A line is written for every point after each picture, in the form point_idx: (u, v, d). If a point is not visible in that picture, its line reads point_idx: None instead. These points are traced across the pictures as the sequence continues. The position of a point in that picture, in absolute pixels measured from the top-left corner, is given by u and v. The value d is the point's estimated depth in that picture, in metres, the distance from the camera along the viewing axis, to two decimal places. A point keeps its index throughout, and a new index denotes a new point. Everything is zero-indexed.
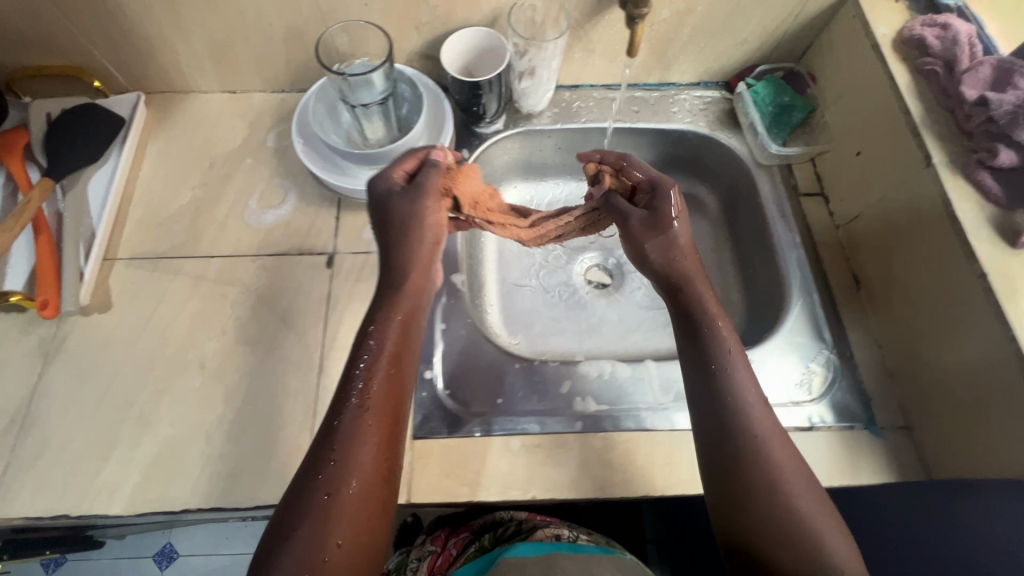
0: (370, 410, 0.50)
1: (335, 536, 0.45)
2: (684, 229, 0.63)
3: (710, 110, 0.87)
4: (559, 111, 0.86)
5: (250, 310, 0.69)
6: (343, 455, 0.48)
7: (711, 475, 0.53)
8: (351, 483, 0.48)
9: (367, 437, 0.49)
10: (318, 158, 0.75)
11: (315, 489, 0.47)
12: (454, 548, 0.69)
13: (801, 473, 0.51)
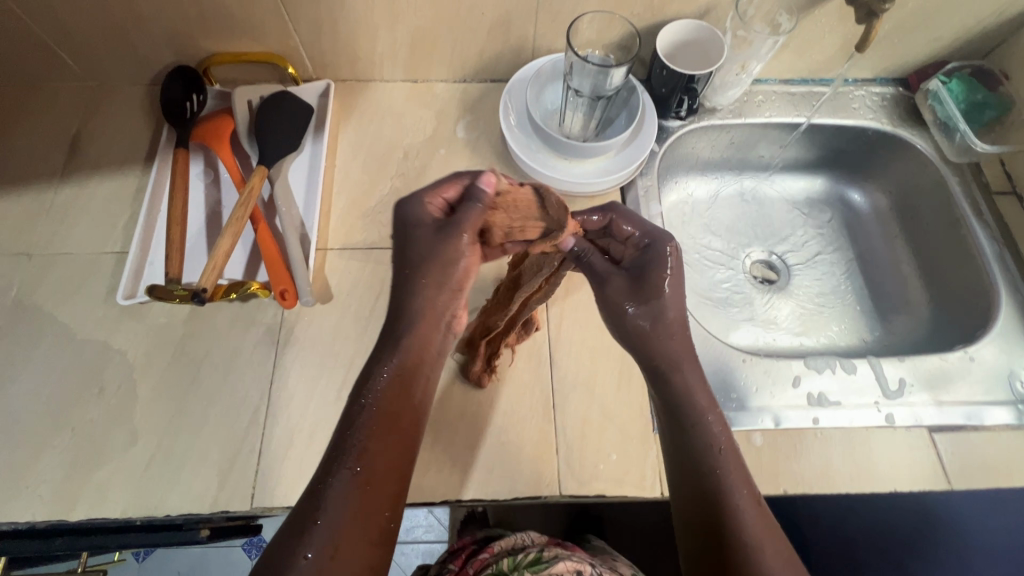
0: (349, 453, 0.45)
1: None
2: (672, 303, 0.52)
3: (889, 106, 0.86)
4: (740, 104, 0.85)
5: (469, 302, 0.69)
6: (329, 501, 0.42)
7: (686, 526, 0.48)
8: (351, 531, 0.42)
9: (350, 486, 0.43)
10: (524, 151, 0.76)
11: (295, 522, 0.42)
12: (471, 568, 0.69)
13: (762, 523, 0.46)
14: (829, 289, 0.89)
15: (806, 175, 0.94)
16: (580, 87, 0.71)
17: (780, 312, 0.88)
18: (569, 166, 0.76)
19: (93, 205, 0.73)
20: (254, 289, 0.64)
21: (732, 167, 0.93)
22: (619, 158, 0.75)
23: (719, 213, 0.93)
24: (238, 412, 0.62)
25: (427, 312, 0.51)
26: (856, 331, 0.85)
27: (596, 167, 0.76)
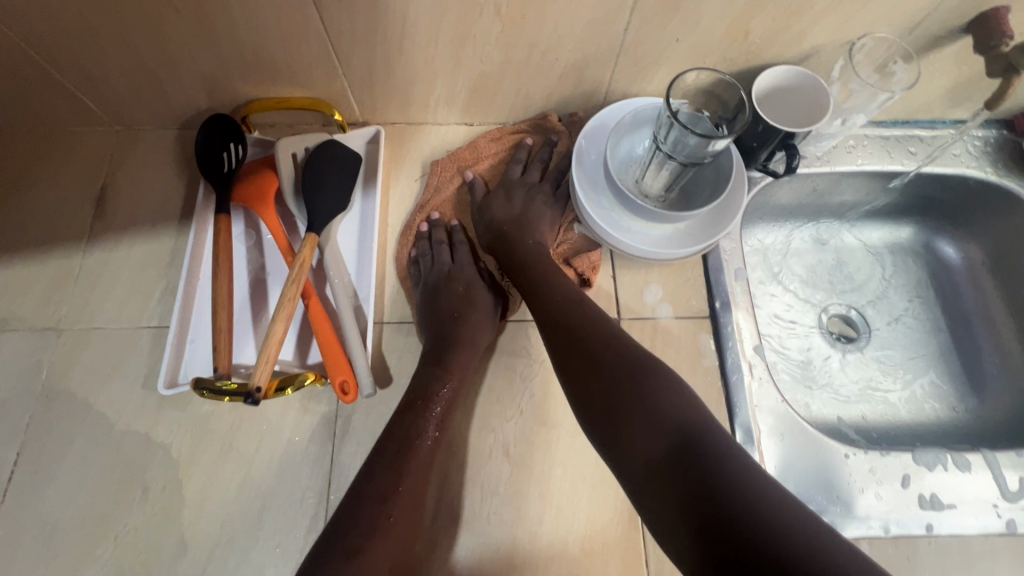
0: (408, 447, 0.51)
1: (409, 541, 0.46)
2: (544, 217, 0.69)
3: (992, 151, 0.78)
4: (829, 150, 0.77)
5: (543, 384, 0.63)
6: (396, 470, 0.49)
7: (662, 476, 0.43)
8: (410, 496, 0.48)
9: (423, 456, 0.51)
10: (597, 210, 0.68)
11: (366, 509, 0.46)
12: None
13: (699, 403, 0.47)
14: (914, 350, 0.82)
15: (890, 222, 0.87)
16: (673, 151, 0.63)
17: (861, 375, 0.81)
18: (648, 228, 0.68)
19: (127, 272, 0.66)
20: (310, 380, 0.57)
21: (810, 213, 0.86)
22: (704, 223, 0.68)
23: (795, 262, 0.86)
24: (296, 516, 0.56)
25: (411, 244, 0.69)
26: (947, 401, 0.78)
27: (677, 229, 0.68)
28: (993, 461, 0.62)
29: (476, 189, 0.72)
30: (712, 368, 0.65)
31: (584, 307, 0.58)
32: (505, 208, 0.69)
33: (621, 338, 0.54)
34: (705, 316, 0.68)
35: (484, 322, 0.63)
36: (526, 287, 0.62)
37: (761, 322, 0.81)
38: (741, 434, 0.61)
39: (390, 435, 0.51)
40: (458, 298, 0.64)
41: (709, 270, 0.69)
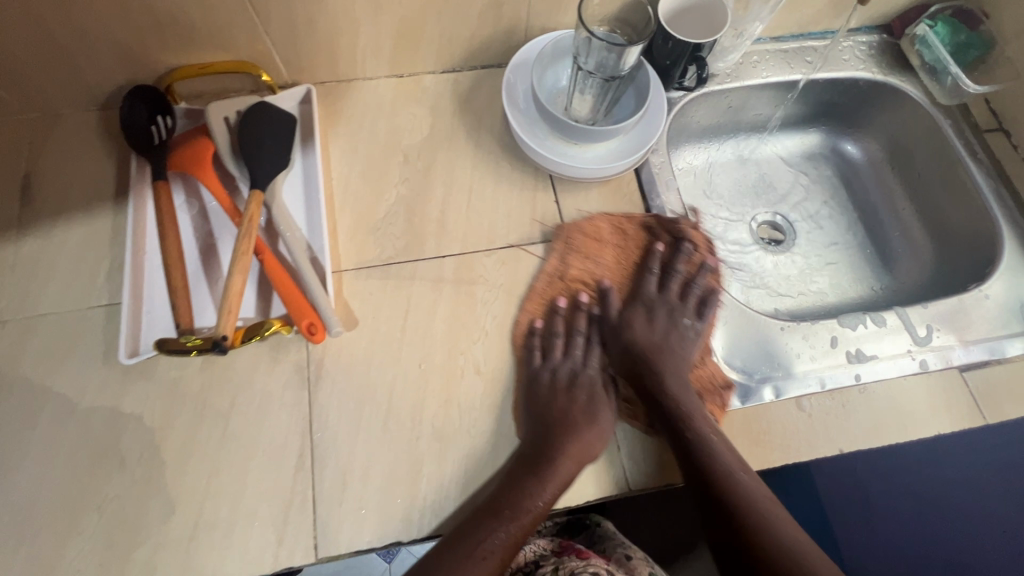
0: (512, 520, 0.56)
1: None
2: (689, 350, 0.68)
3: (876, 54, 0.87)
4: (737, 67, 0.83)
5: (503, 308, 0.66)
6: (488, 547, 0.55)
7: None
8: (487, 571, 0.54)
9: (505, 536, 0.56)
10: (534, 140, 0.72)
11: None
12: None
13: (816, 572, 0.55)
14: (834, 242, 0.91)
15: (800, 131, 0.95)
16: (592, 69, 0.68)
17: (791, 270, 0.89)
18: (582, 151, 0.73)
19: (67, 255, 0.64)
20: (277, 328, 0.59)
21: (730, 131, 0.93)
22: (632, 139, 0.73)
23: (722, 179, 0.93)
24: (281, 461, 0.57)
25: (524, 330, 0.65)
26: (865, 281, 0.87)
27: (609, 149, 0.73)
28: (903, 314, 0.71)
29: (610, 298, 0.71)
30: None
31: (740, 475, 0.59)
32: (646, 331, 0.69)
33: (768, 514, 0.58)
34: (645, 226, 0.72)
35: (598, 437, 0.61)
36: (666, 425, 0.61)
37: None
38: None
39: (495, 522, 0.55)
40: (580, 409, 0.64)
41: (643, 184, 0.74)
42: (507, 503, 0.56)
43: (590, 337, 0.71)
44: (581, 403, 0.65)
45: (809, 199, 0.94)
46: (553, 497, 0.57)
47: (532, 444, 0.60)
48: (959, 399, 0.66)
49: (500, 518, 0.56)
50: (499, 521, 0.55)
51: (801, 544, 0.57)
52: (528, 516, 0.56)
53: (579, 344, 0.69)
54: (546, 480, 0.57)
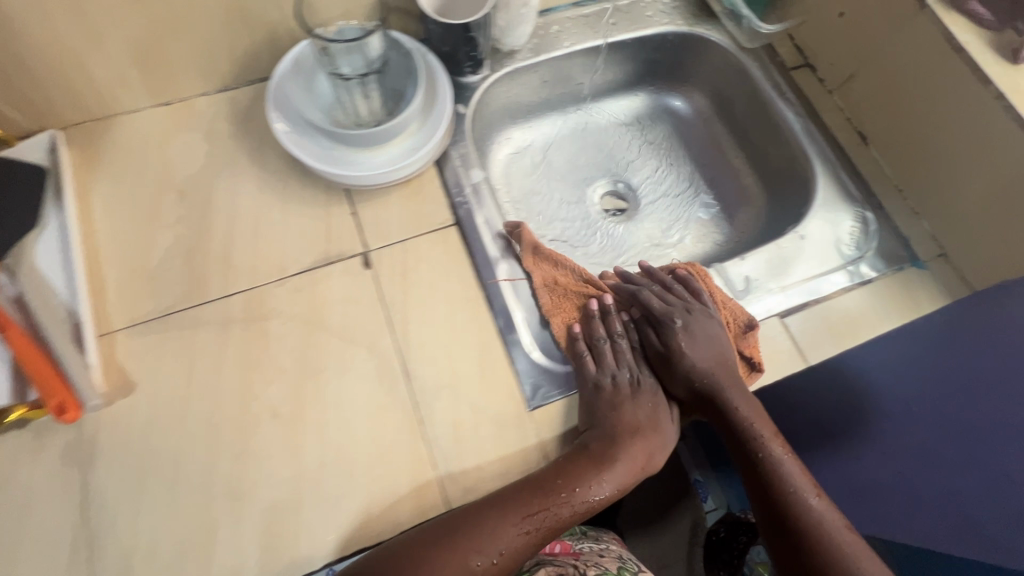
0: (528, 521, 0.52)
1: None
2: (706, 351, 0.65)
3: (681, 6, 0.84)
4: (539, 41, 0.80)
5: (301, 341, 0.61)
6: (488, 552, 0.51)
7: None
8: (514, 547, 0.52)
9: (514, 532, 0.52)
10: (318, 156, 0.66)
11: (471, 542, 0.50)
12: None
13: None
14: (676, 202, 0.90)
15: (628, 94, 0.92)
16: (348, 73, 0.67)
17: (636, 237, 0.88)
18: (373, 156, 0.68)
19: None
20: (18, 414, 0.54)
21: (552, 107, 0.90)
22: (423, 131, 0.70)
23: (557, 156, 0.90)
24: (53, 558, 0.52)
25: (574, 334, 0.65)
26: (708, 237, 0.87)
27: (402, 147, 0.69)
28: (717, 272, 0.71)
29: (648, 301, 0.67)
30: (468, 272, 0.66)
31: (817, 505, 0.56)
32: (688, 336, 0.65)
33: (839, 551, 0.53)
34: (451, 225, 0.68)
35: (663, 446, 0.61)
36: (740, 438, 0.60)
37: (532, 219, 0.87)
38: (502, 320, 0.64)
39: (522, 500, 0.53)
40: (645, 417, 0.62)
41: (446, 181, 0.71)
42: (541, 493, 0.54)
43: (637, 341, 0.69)
44: (642, 411, 0.63)
45: (647, 161, 0.92)
46: (610, 494, 0.57)
47: (588, 425, 0.60)
48: (777, 343, 0.66)
49: (535, 508, 0.53)
50: (525, 518, 0.53)
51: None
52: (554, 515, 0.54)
53: (624, 346, 0.66)
54: (608, 477, 0.57)
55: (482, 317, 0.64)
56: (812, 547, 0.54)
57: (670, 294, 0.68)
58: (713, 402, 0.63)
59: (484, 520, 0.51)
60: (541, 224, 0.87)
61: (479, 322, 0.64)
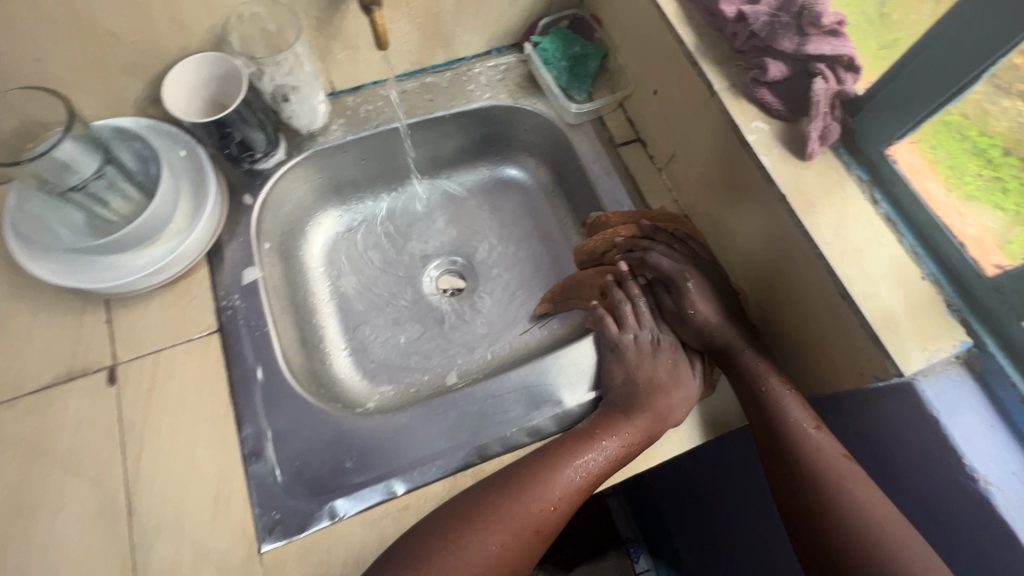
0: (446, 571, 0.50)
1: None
2: (706, 307, 0.63)
3: (508, 78, 0.80)
4: (347, 120, 0.76)
5: (20, 472, 0.56)
6: (486, 540, 0.52)
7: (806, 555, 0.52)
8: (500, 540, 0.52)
9: (544, 484, 0.54)
10: (67, 269, 0.60)
11: (479, 522, 0.52)
12: None
13: (886, 511, 0.50)
14: (514, 282, 0.83)
15: (469, 166, 0.87)
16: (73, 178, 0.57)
17: (468, 322, 0.81)
18: (131, 259, 0.62)
19: None
20: None
21: (383, 183, 0.85)
22: (191, 226, 0.64)
23: (389, 234, 0.85)
24: None
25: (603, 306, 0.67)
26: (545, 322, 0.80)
27: (165, 248, 0.63)
28: (498, 389, 0.63)
29: (657, 262, 0.66)
30: (221, 386, 0.61)
31: (815, 435, 0.55)
32: (696, 293, 0.64)
33: (834, 487, 0.51)
34: (213, 332, 0.63)
35: (683, 400, 0.61)
36: (741, 384, 0.59)
37: (351, 306, 0.80)
38: (248, 444, 0.58)
39: (478, 527, 0.52)
40: (666, 370, 0.62)
41: (214, 284, 0.65)
42: (578, 442, 0.57)
43: (654, 305, 0.67)
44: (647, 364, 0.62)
45: (489, 236, 0.86)
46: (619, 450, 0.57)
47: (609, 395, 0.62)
48: None
49: (445, 554, 0.50)
50: (492, 530, 0.52)
51: (882, 517, 0.50)
52: (507, 522, 0.52)
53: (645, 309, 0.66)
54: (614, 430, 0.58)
55: (227, 439, 0.58)
56: (806, 487, 0.52)
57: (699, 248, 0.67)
58: (728, 358, 0.60)
59: (460, 540, 0.51)
60: (361, 311, 0.80)
61: (222, 446, 0.58)
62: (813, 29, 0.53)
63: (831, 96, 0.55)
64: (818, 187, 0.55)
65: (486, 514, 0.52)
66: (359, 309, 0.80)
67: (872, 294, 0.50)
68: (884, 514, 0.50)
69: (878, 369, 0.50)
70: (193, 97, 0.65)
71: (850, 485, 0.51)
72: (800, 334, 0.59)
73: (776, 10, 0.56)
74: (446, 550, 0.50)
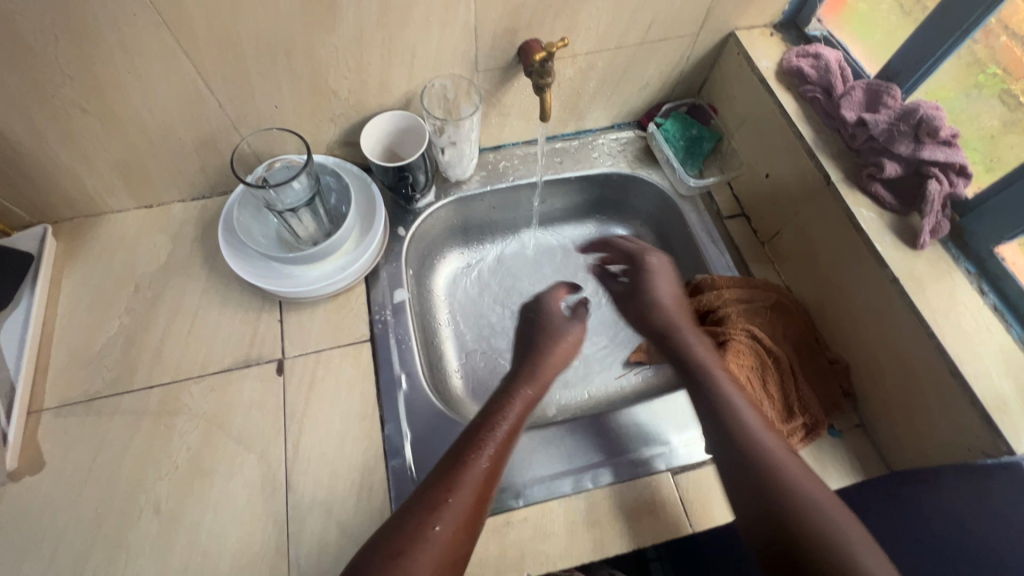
0: (463, 488, 0.53)
1: (448, 551, 0.49)
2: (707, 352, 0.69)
3: (627, 150, 0.91)
4: (487, 173, 0.88)
5: (201, 438, 0.66)
6: (480, 457, 0.56)
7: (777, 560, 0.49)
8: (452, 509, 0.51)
9: (480, 459, 0.56)
10: (260, 272, 0.72)
11: (435, 497, 0.52)
12: None
13: (839, 510, 0.50)
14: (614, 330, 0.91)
15: (578, 221, 0.98)
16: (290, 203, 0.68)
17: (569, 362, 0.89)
18: (309, 270, 0.74)
19: None
20: None
21: (504, 229, 0.96)
22: (358, 249, 0.76)
23: (503, 274, 0.95)
24: None
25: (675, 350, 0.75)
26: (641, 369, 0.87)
27: (336, 265, 0.75)
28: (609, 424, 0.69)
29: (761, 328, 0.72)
30: (370, 388, 0.70)
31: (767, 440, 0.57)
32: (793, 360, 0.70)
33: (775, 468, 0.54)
34: (366, 340, 0.73)
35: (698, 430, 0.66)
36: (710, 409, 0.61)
37: (466, 335, 0.89)
38: (390, 443, 0.66)
39: (470, 452, 0.56)
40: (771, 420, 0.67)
41: (370, 299, 0.76)
42: (477, 430, 0.59)
43: None
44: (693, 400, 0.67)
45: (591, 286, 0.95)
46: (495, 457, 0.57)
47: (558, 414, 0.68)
48: (665, 510, 0.63)
49: (451, 479, 0.54)
50: (445, 509, 0.51)
51: (821, 501, 0.50)
52: (491, 447, 0.57)
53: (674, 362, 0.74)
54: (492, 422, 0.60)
55: (372, 435, 0.67)
56: (769, 490, 0.52)
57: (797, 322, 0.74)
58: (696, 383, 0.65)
59: (459, 463, 0.55)
60: (474, 341, 0.88)
61: (367, 441, 0.66)
62: (929, 138, 0.62)
63: (945, 196, 0.62)
64: (928, 275, 0.61)
65: (472, 442, 0.58)
66: (472, 339, 0.88)
67: (982, 377, 0.56)
68: (825, 504, 0.50)
69: (989, 445, 0.54)
70: (377, 143, 0.79)
71: (799, 481, 0.52)
72: (903, 407, 0.64)
73: (896, 119, 0.64)
74: (417, 520, 0.50)
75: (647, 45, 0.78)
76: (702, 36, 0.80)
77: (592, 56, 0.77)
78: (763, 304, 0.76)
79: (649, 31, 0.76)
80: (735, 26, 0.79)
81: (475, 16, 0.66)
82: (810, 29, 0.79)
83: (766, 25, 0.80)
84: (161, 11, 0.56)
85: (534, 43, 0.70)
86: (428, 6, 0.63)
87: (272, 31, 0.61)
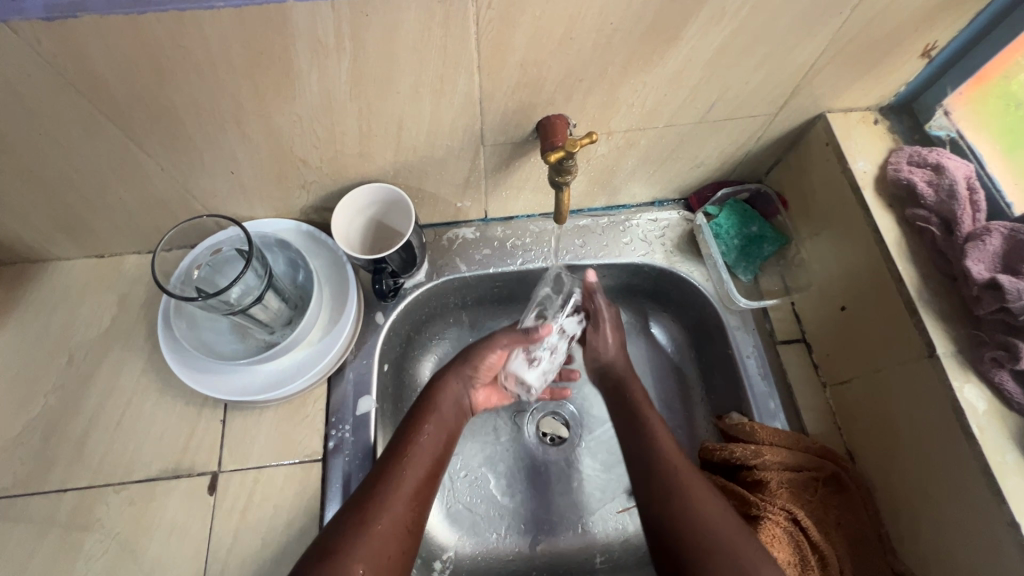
0: (388, 506, 0.51)
1: (385, 550, 0.49)
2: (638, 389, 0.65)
3: (667, 237, 0.74)
4: (491, 252, 0.73)
5: (108, 565, 0.56)
6: (404, 470, 0.54)
7: None
8: (382, 527, 0.50)
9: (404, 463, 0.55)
10: (204, 369, 0.61)
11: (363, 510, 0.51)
12: None
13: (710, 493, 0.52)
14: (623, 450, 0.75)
15: None
16: (237, 302, 0.56)
17: (565, 485, 0.73)
18: (263, 366, 0.62)
19: None
20: None
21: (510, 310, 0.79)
22: (325, 340, 0.64)
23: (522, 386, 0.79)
24: None
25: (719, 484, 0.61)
26: None
27: (296, 358, 0.63)
28: None
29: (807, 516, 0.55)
30: (310, 526, 0.58)
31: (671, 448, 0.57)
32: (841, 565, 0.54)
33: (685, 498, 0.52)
34: (317, 460, 0.61)
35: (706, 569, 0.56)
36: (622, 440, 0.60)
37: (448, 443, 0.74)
38: None
39: (394, 464, 0.55)
40: None
41: (329, 406, 0.64)
42: (408, 428, 0.59)
43: None
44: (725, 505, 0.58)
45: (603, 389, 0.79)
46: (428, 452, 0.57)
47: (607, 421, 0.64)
48: None
49: (375, 486, 0.53)
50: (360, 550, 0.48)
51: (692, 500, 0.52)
52: (420, 456, 0.56)
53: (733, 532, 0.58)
54: (417, 422, 0.59)
55: None
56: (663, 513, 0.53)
57: (857, 506, 0.58)
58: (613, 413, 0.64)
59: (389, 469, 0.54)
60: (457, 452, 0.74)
61: None
62: None
63: None
64: None
65: (397, 450, 0.57)
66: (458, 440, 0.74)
67: None
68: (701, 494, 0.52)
69: None
70: (358, 219, 0.65)
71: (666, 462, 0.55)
72: None
73: None
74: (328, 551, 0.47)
75: (707, 124, 0.60)
76: (781, 116, 0.61)
77: (634, 133, 0.60)
78: (813, 476, 0.59)
79: (712, 109, 0.58)
80: (828, 106, 0.60)
81: (480, 88, 0.50)
82: (933, 126, 0.60)
83: (870, 108, 0.62)
84: (63, 70, 0.43)
85: (558, 122, 0.54)
86: (417, 75, 0.48)
87: (213, 96, 0.47)
